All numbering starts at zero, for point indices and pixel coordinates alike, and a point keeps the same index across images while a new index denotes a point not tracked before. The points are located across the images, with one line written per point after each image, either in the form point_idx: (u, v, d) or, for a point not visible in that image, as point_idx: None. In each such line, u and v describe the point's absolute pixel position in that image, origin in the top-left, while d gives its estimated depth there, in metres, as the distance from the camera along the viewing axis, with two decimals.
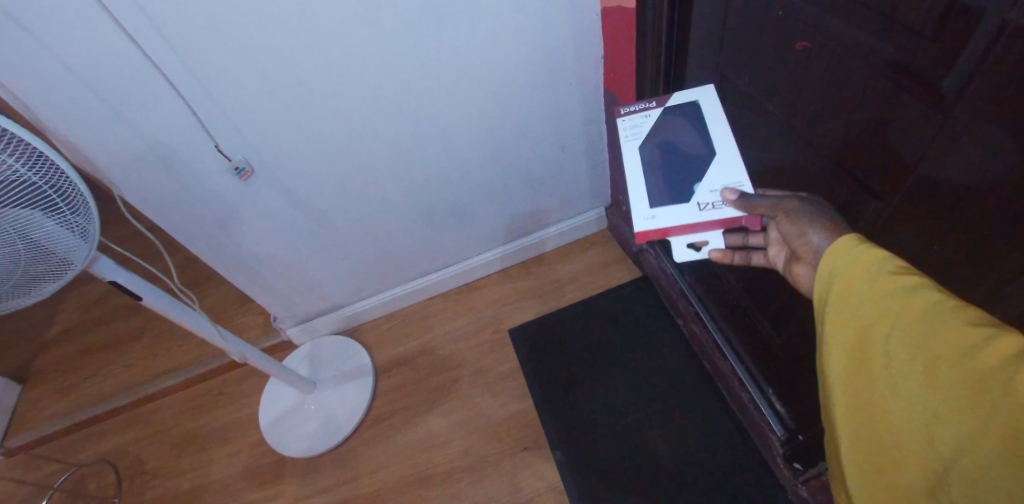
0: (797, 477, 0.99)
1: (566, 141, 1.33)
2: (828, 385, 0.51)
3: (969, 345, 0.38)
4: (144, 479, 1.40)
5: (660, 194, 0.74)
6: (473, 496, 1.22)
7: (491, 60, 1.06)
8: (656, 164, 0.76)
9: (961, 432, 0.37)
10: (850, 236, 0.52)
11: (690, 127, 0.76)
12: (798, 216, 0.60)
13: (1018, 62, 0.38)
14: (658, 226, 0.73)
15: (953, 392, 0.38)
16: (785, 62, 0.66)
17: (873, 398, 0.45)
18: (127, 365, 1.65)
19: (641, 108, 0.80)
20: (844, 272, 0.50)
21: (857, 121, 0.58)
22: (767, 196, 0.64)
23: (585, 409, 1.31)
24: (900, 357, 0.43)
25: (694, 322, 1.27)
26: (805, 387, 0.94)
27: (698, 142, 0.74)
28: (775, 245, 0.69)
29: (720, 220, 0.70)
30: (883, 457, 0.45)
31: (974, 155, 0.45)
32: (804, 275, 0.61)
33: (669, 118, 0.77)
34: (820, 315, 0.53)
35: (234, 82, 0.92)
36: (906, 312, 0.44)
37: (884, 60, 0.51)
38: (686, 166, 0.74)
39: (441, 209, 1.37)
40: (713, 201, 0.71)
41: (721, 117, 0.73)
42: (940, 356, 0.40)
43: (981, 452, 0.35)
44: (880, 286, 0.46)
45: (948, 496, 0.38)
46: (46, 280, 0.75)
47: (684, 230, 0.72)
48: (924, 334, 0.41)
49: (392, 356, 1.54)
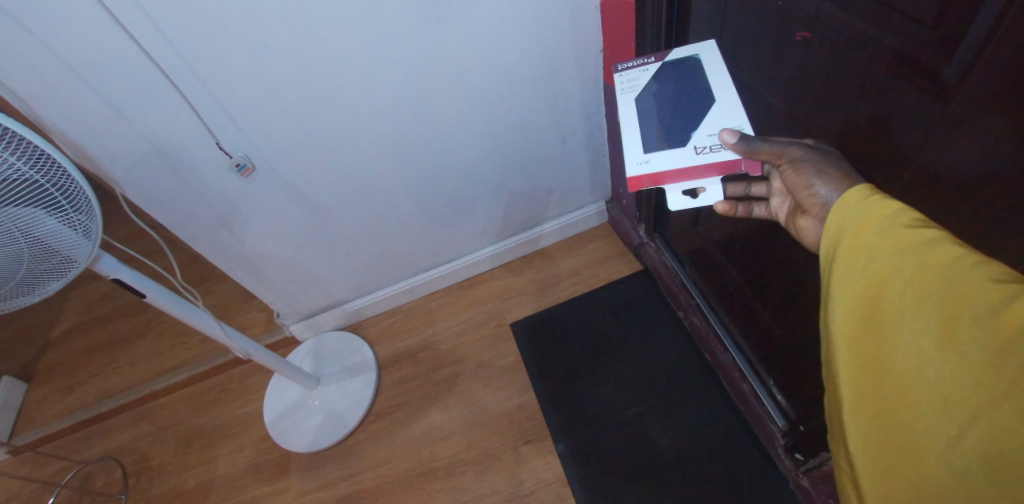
0: (798, 468, 1.02)
1: (566, 135, 1.32)
2: (836, 342, 0.51)
3: (989, 305, 0.36)
4: (150, 474, 1.42)
5: (657, 140, 0.74)
6: (476, 489, 1.23)
7: (490, 55, 1.06)
8: (654, 113, 0.76)
9: (978, 393, 0.37)
10: (861, 187, 0.51)
11: (689, 77, 0.75)
12: (803, 165, 0.58)
13: (1018, 54, 0.38)
14: (652, 170, 0.72)
15: (974, 348, 0.37)
16: (785, 51, 0.65)
17: (886, 355, 0.45)
18: (131, 362, 1.66)
19: (639, 63, 0.81)
20: (855, 225, 0.49)
21: (857, 112, 0.58)
22: (770, 142, 0.62)
23: (587, 401, 1.31)
24: (916, 314, 0.42)
25: (694, 314, 1.31)
26: (803, 379, 0.94)
27: (698, 90, 0.74)
28: (777, 195, 0.73)
29: (718, 163, 0.70)
30: (897, 414, 0.45)
31: (975, 146, 0.45)
32: (810, 227, 0.63)
33: (667, 70, 0.77)
34: (829, 272, 0.53)
35: (234, 78, 0.91)
36: (921, 266, 0.42)
37: (885, 49, 0.51)
38: (685, 113, 0.73)
39: (441, 205, 1.37)
40: (710, 145, 0.70)
41: (721, 67, 0.73)
42: (958, 310, 0.39)
43: (1003, 408, 0.35)
44: (894, 239, 0.45)
45: (964, 450, 0.38)
46: (49, 279, 0.75)
47: (680, 175, 0.72)
48: (942, 289, 0.40)
49: (394, 351, 1.54)
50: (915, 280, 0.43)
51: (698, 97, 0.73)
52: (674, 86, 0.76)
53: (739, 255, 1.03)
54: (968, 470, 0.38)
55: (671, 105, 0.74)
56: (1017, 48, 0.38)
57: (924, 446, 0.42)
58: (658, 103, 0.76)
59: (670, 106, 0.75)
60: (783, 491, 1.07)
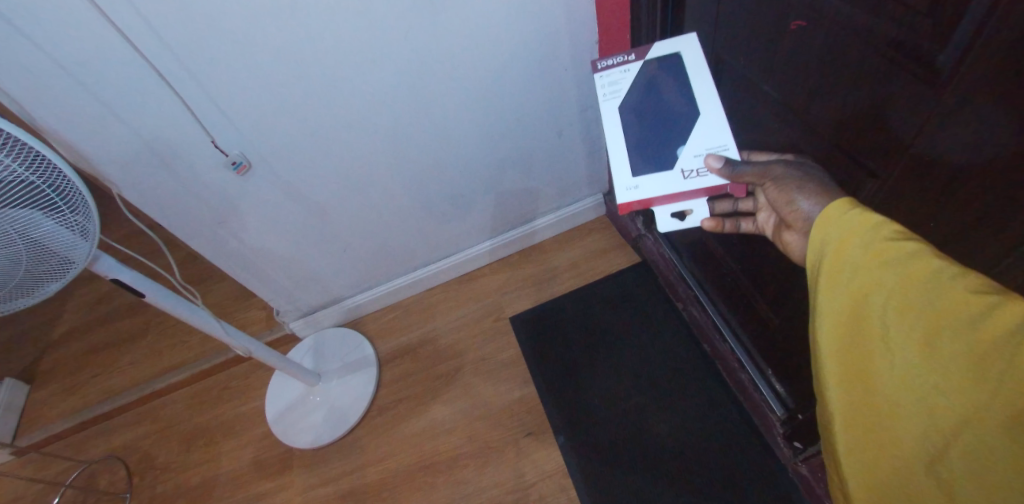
0: (797, 456, 1.02)
1: (563, 128, 1.32)
2: (820, 355, 0.52)
3: (969, 317, 0.37)
4: (155, 473, 1.43)
5: (644, 163, 0.73)
6: (478, 482, 1.24)
7: (486, 46, 1.04)
8: (641, 129, 0.75)
9: (961, 404, 0.38)
10: (843, 201, 0.52)
11: (672, 84, 0.75)
12: (786, 183, 0.61)
13: (1013, 37, 0.37)
14: (642, 196, 0.72)
15: (957, 364, 0.38)
16: (781, 42, 0.65)
17: (869, 368, 0.46)
18: (133, 362, 1.66)
19: (619, 62, 0.78)
20: (838, 238, 0.50)
21: (853, 100, 0.57)
22: (752, 164, 0.65)
23: (587, 394, 1.32)
24: (898, 327, 0.43)
25: (693, 305, 1.30)
26: (801, 366, 0.94)
27: (681, 100, 0.74)
28: (763, 210, 0.76)
29: (705, 187, 0.71)
30: (881, 428, 0.45)
31: (970, 132, 0.44)
32: (794, 242, 0.66)
33: (649, 72, 0.76)
34: (813, 284, 0.53)
35: (228, 76, 0.90)
36: (901, 280, 0.43)
37: (880, 37, 0.50)
38: (672, 129, 0.73)
39: (439, 198, 1.36)
40: (697, 168, 0.71)
41: (705, 72, 0.73)
42: (939, 325, 0.40)
43: (991, 424, 0.36)
44: (875, 254, 0.46)
45: (952, 465, 0.39)
46: (48, 280, 0.76)
47: (668, 199, 0.73)
48: (921, 303, 0.41)
49: (395, 347, 1.55)
50: (897, 291, 0.44)
51: (683, 111, 0.73)
52: (658, 94, 0.76)
53: (737, 246, 1.03)
54: (954, 480, 0.39)
55: (657, 121, 0.75)
56: (1011, 32, 0.37)
57: (906, 458, 0.43)
58: (643, 115, 0.76)
59: (656, 120, 0.75)
60: (782, 478, 1.08)
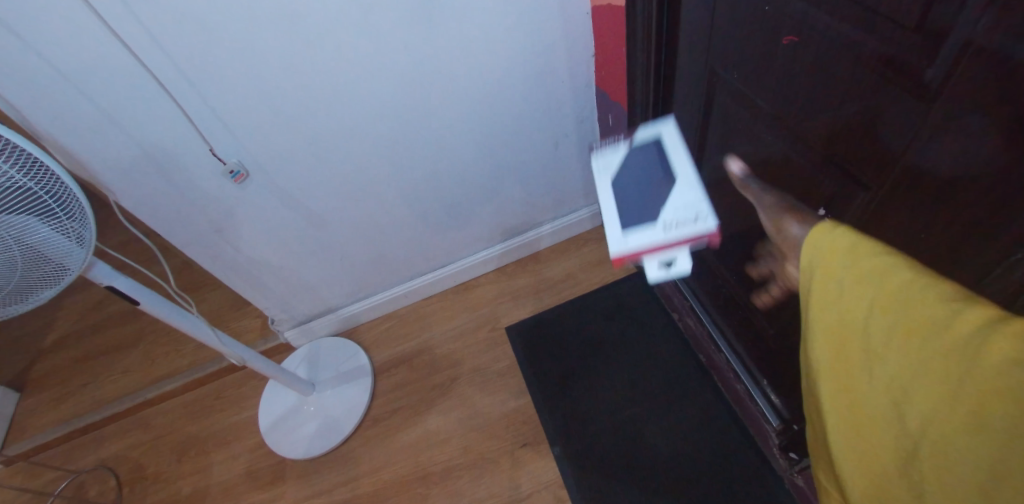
0: (794, 464, 1.04)
1: (559, 139, 1.33)
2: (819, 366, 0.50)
3: (959, 340, 0.35)
4: (144, 484, 1.41)
5: (630, 219, 0.73)
6: (473, 493, 1.23)
7: (483, 59, 1.06)
8: (626, 188, 0.76)
9: (955, 426, 0.36)
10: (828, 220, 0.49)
11: (657, 156, 0.78)
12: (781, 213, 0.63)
13: (1001, 52, 0.38)
14: (630, 248, 0.70)
15: (950, 388, 0.36)
16: (773, 57, 0.66)
17: (868, 385, 0.44)
18: (125, 370, 1.65)
19: (610, 142, 0.83)
20: (826, 254, 0.48)
21: (844, 114, 0.58)
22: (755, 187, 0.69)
23: (583, 404, 1.31)
24: (891, 345, 0.41)
25: (689, 317, 1.35)
26: (794, 379, 0.96)
27: (664, 167, 0.76)
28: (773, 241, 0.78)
29: (688, 237, 0.69)
30: (881, 442, 0.44)
31: (960, 145, 0.45)
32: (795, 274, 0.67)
33: (636, 148, 0.80)
34: (805, 297, 0.51)
35: (229, 85, 0.92)
36: (890, 294, 0.41)
37: (870, 52, 0.51)
38: (655, 186, 0.74)
39: (436, 208, 1.37)
40: (679, 220, 0.70)
41: (684, 148, 0.77)
42: (929, 345, 0.37)
43: (988, 453, 0.34)
44: (862, 270, 0.44)
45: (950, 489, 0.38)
46: (43, 286, 0.75)
47: (654, 249, 0.70)
48: (909, 321, 0.39)
49: (390, 356, 1.54)
50: (885, 306, 0.41)
51: (666, 174, 0.75)
52: (644, 163, 0.78)
53: (732, 257, 1.04)
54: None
55: (642, 181, 0.76)
56: (999, 46, 0.38)
57: (907, 476, 0.42)
58: (630, 177, 0.77)
59: (641, 179, 0.76)
60: (779, 489, 1.07)
